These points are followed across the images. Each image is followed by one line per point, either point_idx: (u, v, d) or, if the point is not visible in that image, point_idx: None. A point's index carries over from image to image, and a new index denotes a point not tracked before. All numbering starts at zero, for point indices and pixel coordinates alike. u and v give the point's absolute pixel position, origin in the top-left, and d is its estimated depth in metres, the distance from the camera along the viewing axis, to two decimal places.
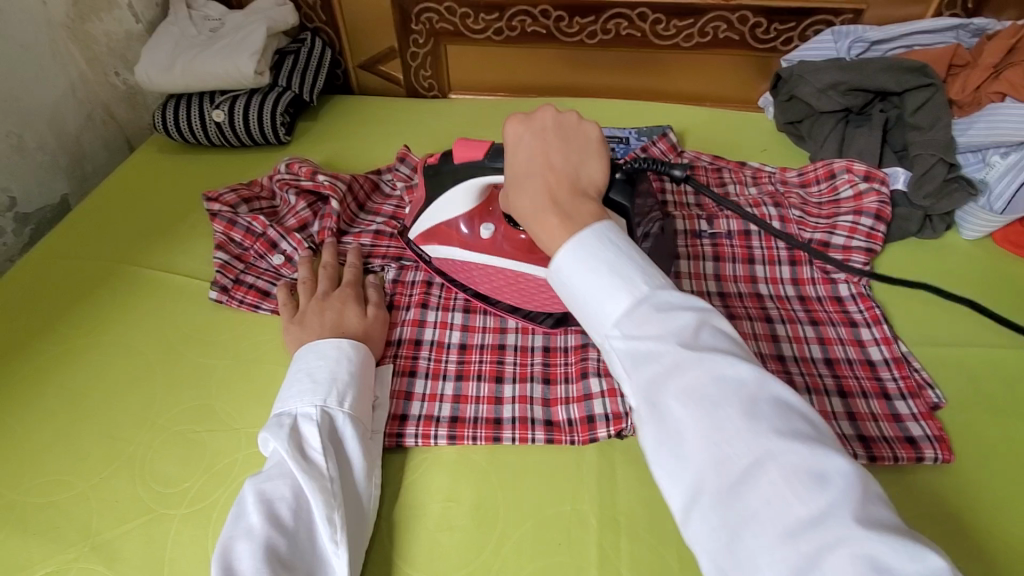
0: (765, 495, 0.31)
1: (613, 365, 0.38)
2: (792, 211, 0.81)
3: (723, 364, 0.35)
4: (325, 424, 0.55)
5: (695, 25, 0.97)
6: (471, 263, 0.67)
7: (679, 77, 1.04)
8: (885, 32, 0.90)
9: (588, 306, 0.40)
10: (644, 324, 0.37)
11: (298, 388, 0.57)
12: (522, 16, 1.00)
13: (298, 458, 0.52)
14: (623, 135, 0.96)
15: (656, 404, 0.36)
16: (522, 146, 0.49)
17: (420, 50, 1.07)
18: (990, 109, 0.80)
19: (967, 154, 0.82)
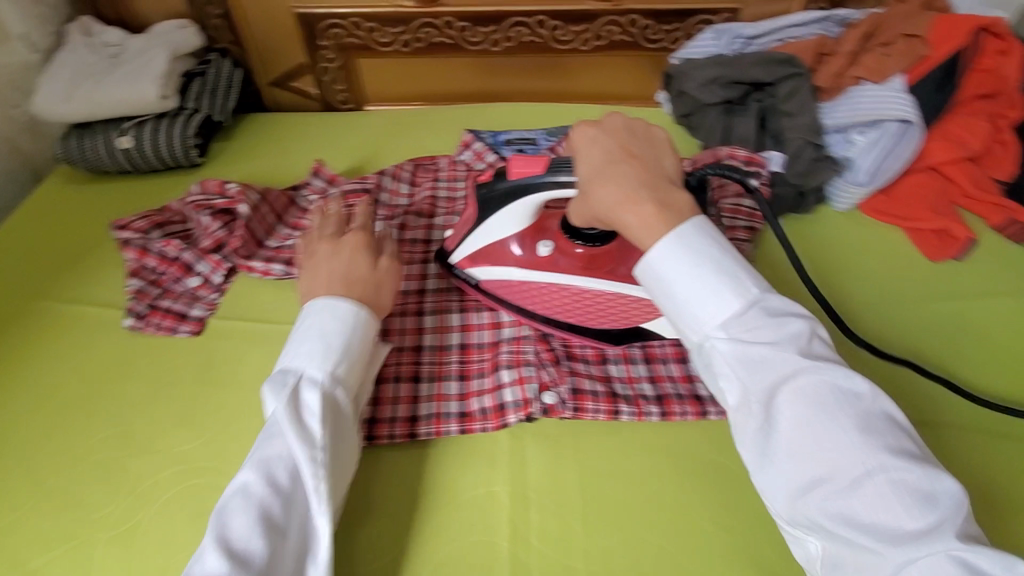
0: (856, 482, 0.42)
1: (722, 365, 0.48)
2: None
3: (835, 376, 0.46)
4: (325, 393, 0.54)
5: (591, 29, 1.03)
6: (523, 283, 0.68)
7: (582, 79, 1.11)
8: (758, 28, 0.99)
9: (689, 311, 0.49)
10: (759, 332, 0.48)
11: (306, 348, 0.56)
12: (426, 27, 1.03)
13: (298, 424, 0.52)
14: (533, 136, 0.99)
15: (770, 404, 0.46)
16: (592, 145, 0.55)
17: (331, 65, 1.09)
18: (851, 94, 0.89)
19: (833, 135, 0.89)
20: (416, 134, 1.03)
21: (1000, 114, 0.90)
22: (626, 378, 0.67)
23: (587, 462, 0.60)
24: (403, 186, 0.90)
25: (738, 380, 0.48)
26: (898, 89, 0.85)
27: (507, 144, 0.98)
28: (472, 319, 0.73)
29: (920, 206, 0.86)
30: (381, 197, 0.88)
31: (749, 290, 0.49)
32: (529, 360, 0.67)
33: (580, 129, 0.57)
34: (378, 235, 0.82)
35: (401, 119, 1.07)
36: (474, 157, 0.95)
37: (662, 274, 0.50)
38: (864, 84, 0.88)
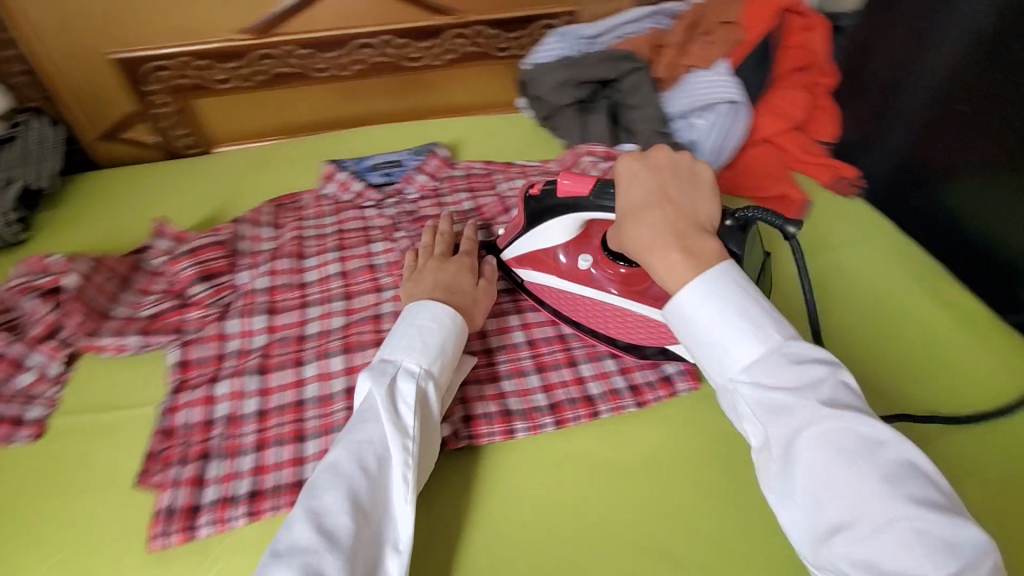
0: (882, 533, 0.40)
1: (744, 407, 0.47)
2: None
3: (857, 421, 0.43)
4: (426, 386, 0.57)
5: (440, 44, 1.03)
6: (574, 296, 0.70)
7: (441, 93, 1.10)
8: (596, 28, 1.03)
9: (717, 348, 0.48)
10: (779, 373, 0.46)
11: (407, 342, 0.59)
12: (266, 58, 0.98)
13: (393, 413, 0.54)
14: (398, 158, 0.96)
15: (790, 450, 0.44)
16: (636, 178, 0.56)
17: (166, 109, 1.00)
18: (688, 82, 0.95)
19: (678, 122, 0.95)
20: (275, 171, 0.97)
21: (816, 83, 0.99)
22: (520, 392, 0.67)
23: (486, 488, 0.60)
24: (264, 231, 0.83)
25: (760, 422, 0.46)
26: (724, 74, 0.93)
27: (374, 169, 0.95)
28: (357, 360, 0.68)
29: (765, 178, 0.93)
30: (240, 246, 0.81)
31: (771, 333, 0.47)
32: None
33: (626, 160, 0.58)
34: (242, 287, 0.76)
35: (261, 156, 1.00)
36: (340, 188, 0.90)
37: (686, 308, 0.50)
38: (695, 73, 0.96)
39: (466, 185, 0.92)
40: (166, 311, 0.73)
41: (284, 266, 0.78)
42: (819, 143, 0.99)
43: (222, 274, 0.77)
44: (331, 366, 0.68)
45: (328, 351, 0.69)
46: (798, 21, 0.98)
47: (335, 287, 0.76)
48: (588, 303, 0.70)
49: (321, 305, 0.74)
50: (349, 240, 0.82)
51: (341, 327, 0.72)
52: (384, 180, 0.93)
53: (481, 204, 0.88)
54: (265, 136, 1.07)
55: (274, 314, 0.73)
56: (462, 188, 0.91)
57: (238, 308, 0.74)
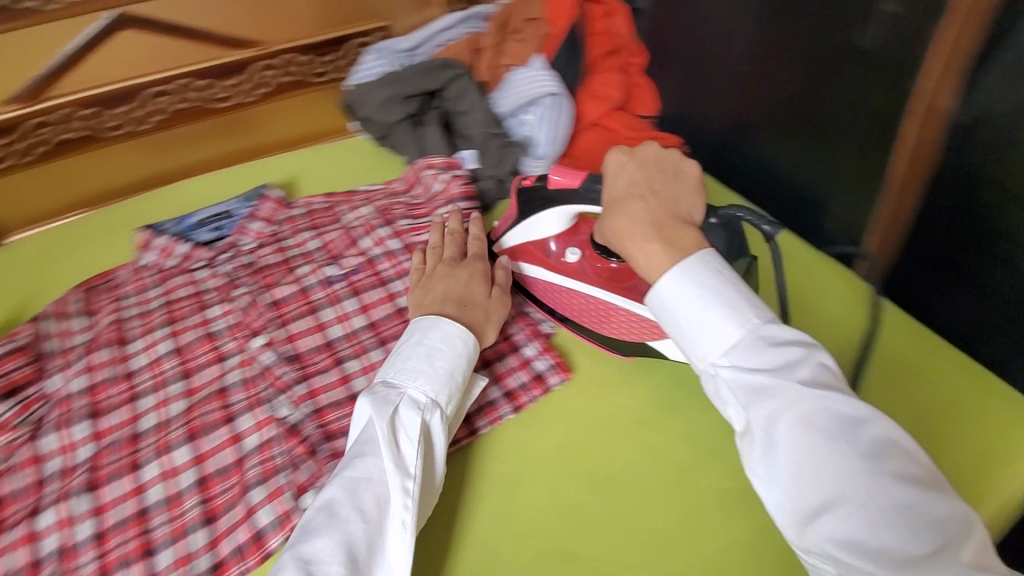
0: (867, 506, 0.43)
1: (726, 391, 0.51)
2: (401, 222, 0.86)
3: (840, 403, 0.46)
4: (428, 418, 0.60)
5: (247, 79, 0.97)
6: (563, 288, 0.76)
7: (262, 130, 1.04)
8: (412, 39, 1.02)
9: (698, 333, 0.52)
10: (759, 357, 0.49)
11: (413, 364, 0.63)
12: (39, 127, 0.86)
13: (395, 447, 0.57)
14: (225, 209, 0.88)
15: (773, 433, 0.47)
16: (623, 173, 0.63)
17: None
18: (509, 81, 0.99)
19: (512, 121, 0.98)
20: (80, 250, 0.86)
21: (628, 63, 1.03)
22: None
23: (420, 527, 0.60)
24: (74, 322, 0.73)
25: (741, 406, 0.49)
26: (540, 68, 0.97)
27: (200, 226, 0.86)
28: (205, 446, 0.63)
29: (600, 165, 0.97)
30: (46, 347, 0.71)
31: (749, 317, 0.51)
32: (281, 467, 0.61)
33: (616, 154, 0.65)
34: (57, 394, 0.67)
35: (58, 235, 0.88)
36: (161, 255, 0.82)
37: (668, 292, 0.54)
38: (515, 71, 0.99)
39: (311, 222, 0.87)
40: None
41: (103, 357, 0.70)
42: (643, 118, 1.03)
43: (29, 386, 0.67)
44: (173, 461, 0.62)
45: (168, 445, 0.63)
46: (597, 8, 1.02)
47: (170, 368, 0.70)
48: (574, 296, 0.75)
49: (155, 393, 0.68)
50: (180, 309, 0.76)
51: (182, 413, 0.66)
52: (212, 236, 0.85)
53: (327, 241, 0.85)
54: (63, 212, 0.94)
55: (98, 417, 0.65)
56: (304, 227, 0.86)
57: (54, 419, 0.65)
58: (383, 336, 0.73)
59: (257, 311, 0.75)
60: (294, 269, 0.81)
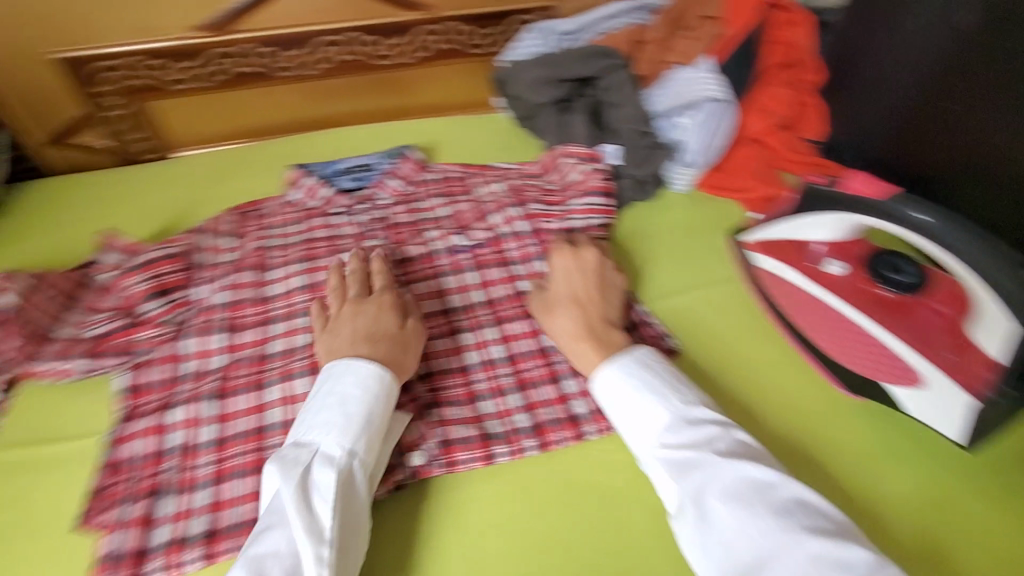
0: (785, 561, 0.44)
1: (658, 474, 0.53)
2: (533, 206, 0.84)
3: (749, 470, 0.50)
4: (340, 466, 0.51)
5: (412, 41, 0.98)
6: (793, 285, 0.69)
7: (422, 90, 1.05)
8: None
9: (636, 418, 0.56)
10: (682, 434, 0.54)
11: (325, 418, 0.54)
12: (227, 57, 0.92)
13: (302, 509, 0.48)
14: (368, 162, 0.91)
15: (704, 507, 0.49)
16: (561, 269, 0.70)
17: (122, 112, 0.93)
18: None
19: (660, 121, 0.91)
20: (221, 192, 0.90)
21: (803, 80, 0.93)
22: (494, 394, 0.64)
23: None
24: (224, 244, 0.78)
25: (675, 489, 0.52)
26: (707, 71, 0.89)
27: (343, 173, 0.89)
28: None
29: (747, 177, 0.89)
30: (195, 260, 0.75)
31: (673, 401, 0.56)
32: None
33: (331, 276, 0.69)
34: (200, 303, 0.70)
35: (200, 192, 0.89)
36: (307, 195, 0.86)
37: (603, 388, 0.59)
38: None
39: None
40: (112, 332, 0.67)
41: (245, 279, 0.73)
42: None
43: (178, 290, 0.71)
44: (295, 388, 0.62)
45: (291, 373, 0.64)
46: None
47: (300, 300, 0.71)
48: (802, 297, 0.68)
49: (284, 321, 0.69)
50: (316, 250, 0.78)
51: None
52: (354, 184, 0.88)
53: (458, 211, 0.84)
54: (223, 142, 1.01)
55: (232, 332, 0.68)
56: (436, 193, 0.87)
57: (195, 325, 0.68)
58: (499, 315, 0.71)
59: (387, 265, 0.76)
60: (422, 227, 0.82)
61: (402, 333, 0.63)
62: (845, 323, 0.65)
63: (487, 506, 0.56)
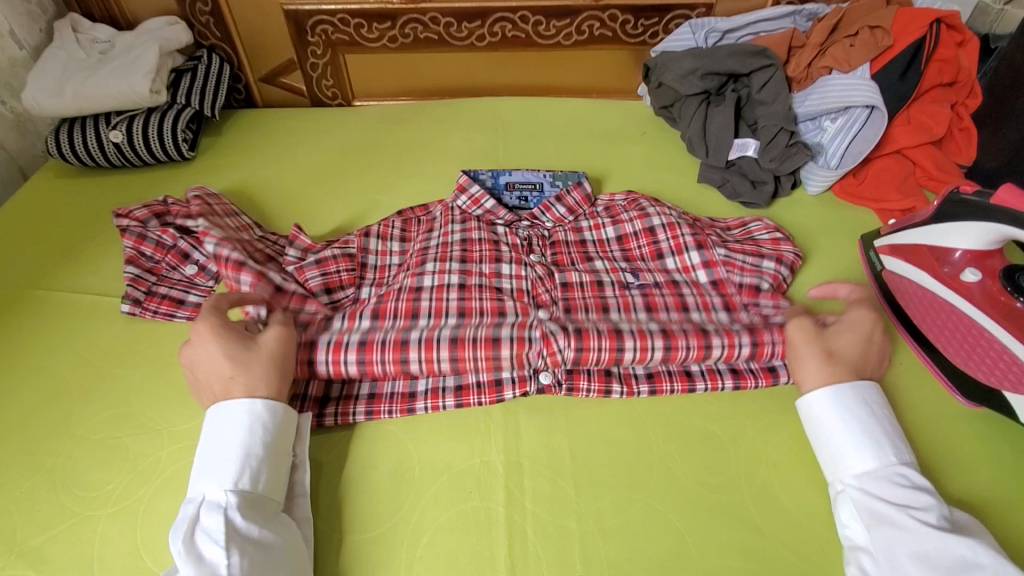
0: None
1: (851, 510, 0.53)
2: (717, 250, 0.74)
3: (961, 546, 0.47)
4: (226, 509, 0.50)
5: (572, 24, 1.07)
6: (923, 288, 0.71)
7: (570, 69, 1.14)
8: None
9: (842, 452, 0.56)
10: (886, 486, 0.53)
11: (203, 468, 0.53)
12: (413, 23, 1.06)
13: (195, 556, 0.47)
14: (536, 180, 0.89)
15: (891, 560, 0.49)
16: (848, 325, 0.64)
17: (320, 60, 1.11)
18: None
19: (807, 123, 0.94)
20: (390, 140, 1.05)
21: (960, 102, 0.95)
22: (617, 329, 0.71)
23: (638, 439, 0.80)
24: (393, 245, 0.79)
25: (867, 528, 0.51)
26: (863, 77, 0.90)
27: (509, 188, 0.89)
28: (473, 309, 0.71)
29: (889, 190, 0.90)
30: (368, 260, 0.76)
31: (888, 454, 0.55)
32: None
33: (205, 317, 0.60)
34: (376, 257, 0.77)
35: (370, 134, 1.06)
36: (472, 203, 0.83)
37: (816, 406, 0.58)
38: None
39: None
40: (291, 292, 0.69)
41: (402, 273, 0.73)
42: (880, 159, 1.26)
43: (345, 288, 0.73)
44: None
45: (443, 311, 0.68)
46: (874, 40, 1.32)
47: (450, 299, 0.70)
48: (932, 301, 0.70)
49: (438, 262, 0.73)
50: (474, 253, 0.76)
51: None
52: (517, 204, 0.88)
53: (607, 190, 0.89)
54: (391, 97, 1.16)
55: (381, 318, 0.68)
56: (603, 216, 0.83)
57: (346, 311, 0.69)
58: (651, 301, 0.71)
59: (548, 285, 0.73)
60: (580, 229, 0.82)
61: (247, 355, 0.58)
62: (974, 331, 0.67)
63: (601, 425, 0.64)
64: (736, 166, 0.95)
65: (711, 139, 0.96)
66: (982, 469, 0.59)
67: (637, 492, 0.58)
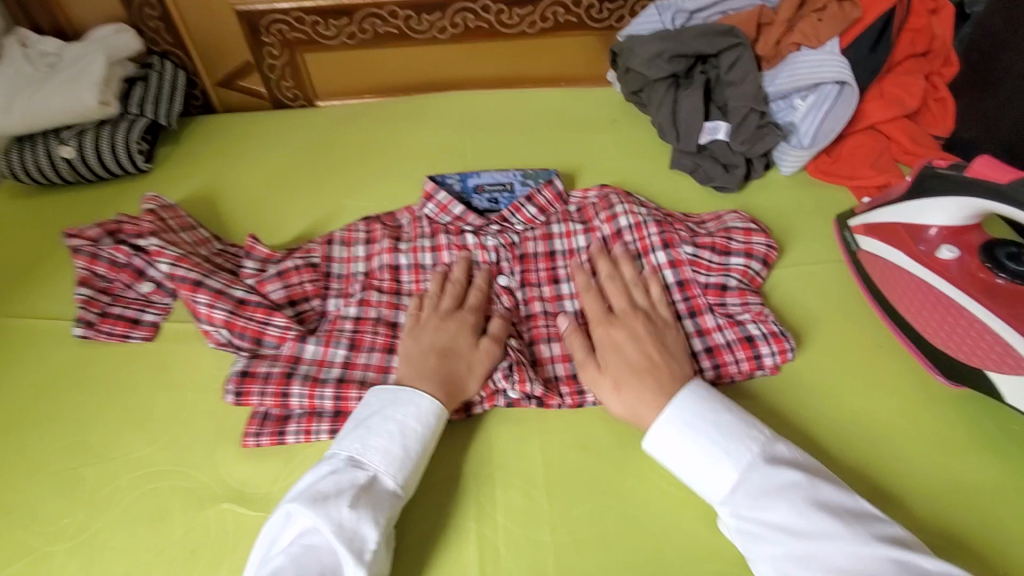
0: None
1: (738, 535, 0.51)
2: (683, 248, 0.72)
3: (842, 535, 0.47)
4: (385, 498, 0.52)
5: (535, 12, 1.05)
6: (899, 268, 0.69)
7: (536, 59, 1.11)
8: None
9: (707, 474, 0.54)
10: (755, 494, 0.51)
11: (382, 444, 0.54)
12: (371, 19, 1.03)
13: (347, 527, 0.49)
14: (506, 180, 0.87)
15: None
16: (604, 342, 0.64)
17: (277, 61, 1.08)
18: None
19: (778, 101, 0.91)
20: (354, 140, 1.02)
21: (935, 72, 0.93)
22: None
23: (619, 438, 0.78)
24: (357, 251, 0.75)
25: (750, 548, 0.50)
26: (831, 52, 0.87)
27: (478, 191, 0.86)
28: None
29: (864, 165, 0.88)
30: (332, 269, 0.74)
31: (745, 455, 0.53)
32: None
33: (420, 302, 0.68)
34: (340, 270, 0.74)
35: (332, 136, 1.03)
36: (439, 210, 0.80)
37: (664, 444, 0.55)
38: None
39: None
40: (255, 303, 0.67)
41: (376, 298, 0.69)
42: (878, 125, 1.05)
43: (310, 299, 0.70)
44: None
45: None
46: None
47: None
48: (908, 280, 0.68)
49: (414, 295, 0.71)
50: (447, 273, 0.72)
51: None
52: (487, 207, 0.86)
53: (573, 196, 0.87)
54: (353, 97, 1.13)
55: (356, 349, 0.64)
56: (576, 222, 0.80)
57: (321, 332, 0.66)
58: None
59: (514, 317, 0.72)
60: (550, 237, 0.79)
61: (467, 351, 0.63)
62: (957, 313, 0.65)
63: (575, 429, 0.62)
64: (707, 150, 0.93)
65: (682, 124, 0.93)
66: (948, 451, 0.60)
67: (611, 498, 0.57)
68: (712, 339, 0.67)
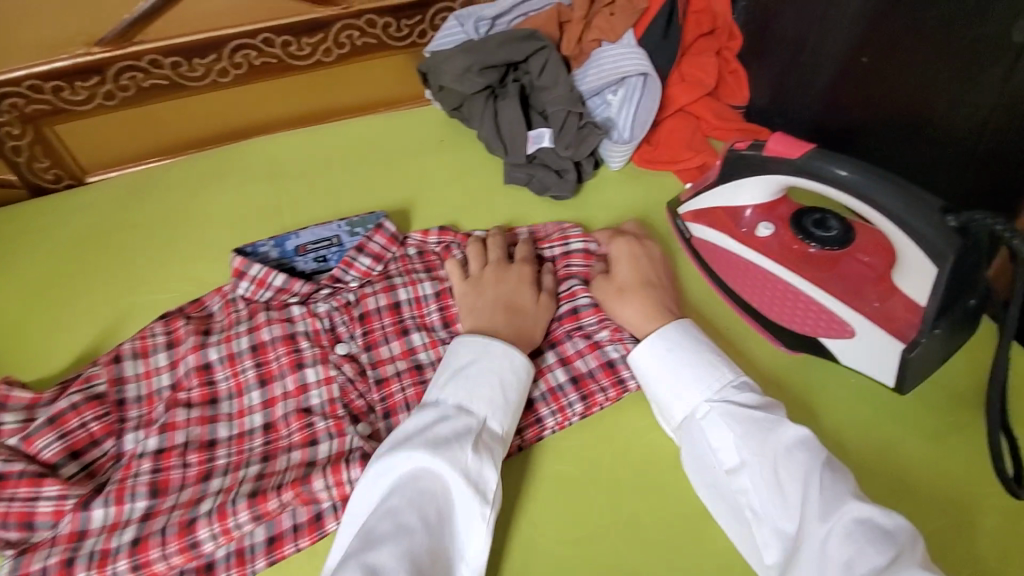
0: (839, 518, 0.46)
1: (717, 425, 0.55)
2: None
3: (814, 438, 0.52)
4: (494, 445, 0.53)
5: (327, 38, 0.94)
6: (728, 251, 0.72)
7: (345, 87, 1.02)
8: None
9: (701, 369, 0.58)
10: (742, 392, 0.56)
11: (488, 393, 0.55)
12: (129, 72, 0.87)
13: (472, 473, 0.50)
14: (332, 234, 0.76)
15: (765, 455, 0.52)
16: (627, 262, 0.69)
17: (20, 141, 0.88)
18: None
19: (593, 99, 0.91)
20: (141, 217, 0.85)
21: (724, 47, 0.97)
22: None
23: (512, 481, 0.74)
24: (157, 361, 0.64)
25: (736, 444, 0.53)
26: (629, 45, 0.89)
27: (301, 253, 0.76)
28: (280, 439, 0.60)
29: (681, 148, 0.91)
30: (126, 394, 0.62)
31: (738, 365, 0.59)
32: None
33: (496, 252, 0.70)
34: (138, 394, 0.63)
35: (112, 216, 0.86)
36: (256, 287, 0.69)
37: (660, 345, 0.60)
38: None
39: None
40: (15, 475, 0.55)
41: (183, 417, 0.60)
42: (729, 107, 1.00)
43: (100, 441, 0.59)
44: (246, 426, 0.61)
45: (242, 464, 0.58)
46: None
47: (252, 447, 0.59)
48: (738, 262, 0.71)
49: (234, 399, 0.62)
50: (271, 363, 0.64)
51: None
52: (316, 267, 0.77)
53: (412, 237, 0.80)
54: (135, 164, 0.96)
55: (161, 494, 0.56)
56: (418, 269, 0.73)
57: (111, 488, 0.55)
58: None
59: (362, 387, 0.63)
60: (392, 288, 0.71)
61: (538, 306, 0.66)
62: (784, 289, 0.68)
63: None
64: (536, 159, 0.90)
65: (506, 135, 0.90)
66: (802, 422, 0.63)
67: None
68: (576, 368, 0.65)
